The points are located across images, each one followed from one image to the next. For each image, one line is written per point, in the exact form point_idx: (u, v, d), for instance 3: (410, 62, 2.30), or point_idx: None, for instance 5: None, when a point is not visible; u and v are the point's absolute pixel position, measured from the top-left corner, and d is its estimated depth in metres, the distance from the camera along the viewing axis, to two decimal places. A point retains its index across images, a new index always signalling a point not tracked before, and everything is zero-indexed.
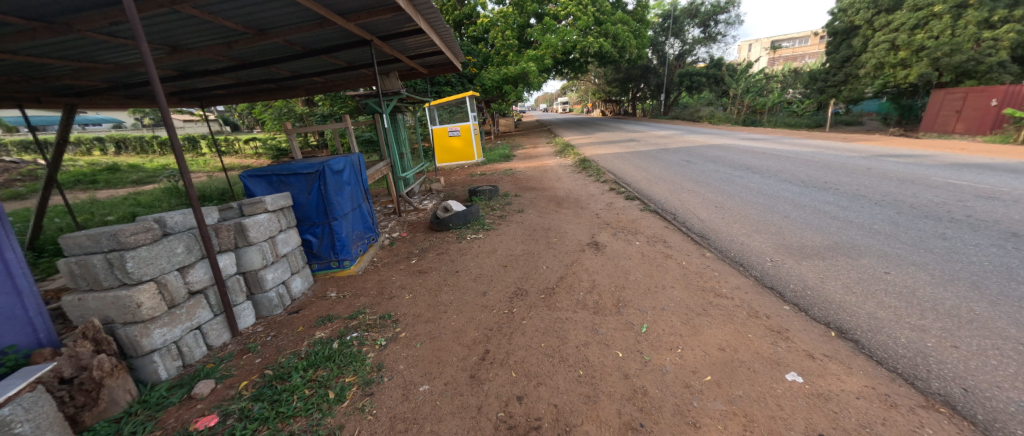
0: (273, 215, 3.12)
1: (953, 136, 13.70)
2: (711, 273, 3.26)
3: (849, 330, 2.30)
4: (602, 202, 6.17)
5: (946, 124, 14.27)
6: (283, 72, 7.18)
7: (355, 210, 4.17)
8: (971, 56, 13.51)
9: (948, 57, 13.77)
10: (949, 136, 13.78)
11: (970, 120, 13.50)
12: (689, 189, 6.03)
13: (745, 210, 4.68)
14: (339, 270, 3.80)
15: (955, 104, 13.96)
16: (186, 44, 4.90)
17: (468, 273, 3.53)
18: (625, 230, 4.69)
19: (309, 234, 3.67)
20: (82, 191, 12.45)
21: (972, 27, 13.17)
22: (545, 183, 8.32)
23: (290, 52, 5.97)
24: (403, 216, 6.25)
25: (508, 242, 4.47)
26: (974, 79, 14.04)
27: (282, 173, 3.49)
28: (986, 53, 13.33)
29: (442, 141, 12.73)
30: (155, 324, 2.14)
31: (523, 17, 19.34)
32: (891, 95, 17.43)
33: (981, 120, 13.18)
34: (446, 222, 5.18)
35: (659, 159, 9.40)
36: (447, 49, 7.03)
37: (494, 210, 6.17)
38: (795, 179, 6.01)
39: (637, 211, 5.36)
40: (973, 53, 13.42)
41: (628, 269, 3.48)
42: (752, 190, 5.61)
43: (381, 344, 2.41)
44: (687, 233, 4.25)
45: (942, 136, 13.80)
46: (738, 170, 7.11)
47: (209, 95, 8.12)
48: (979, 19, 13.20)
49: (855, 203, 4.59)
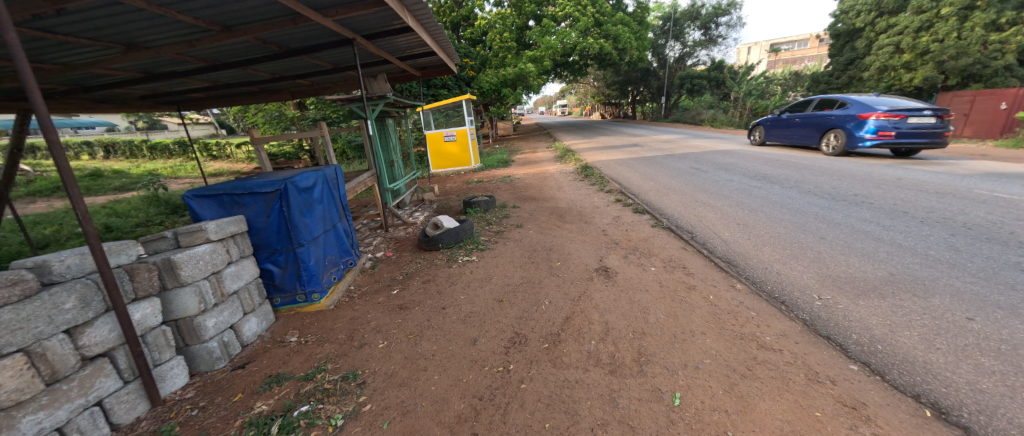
0: (217, 245, 2.58)
1: (961, 140, 13.05)
2: (748, 314, 2.72)
3: (951, 410, 1.75)
4: (608, 216, 5.64)
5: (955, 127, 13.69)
6: (263, 74, 6.64)
7: (328, 232, 3.60)
8: (977, 59, 13.04)
9: (954, 60, 13.27)
10: (957, 140, 13.26)
11: (979, 124, 12.90)
12: (704, 202, 5.50)
13: (773, 228, 4.15)
14: (306, 305, 3.23)
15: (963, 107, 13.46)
16: (142, 43, 4.35)
17: (456, 312, 2.98)
18: (637, 251, 4.15)
19: (270, 263, 3.11)
20: (59, 198, 11.87)
21: (979, 30, 12.90)
22: (545, 192, 7.78)
23: (265, 52, 5.44)
24: (391, 232, 5.69)
25: (505, 267, 3.91)
26: (981, 83, 13.54)
27: (235, 192, 2.92)
28: (992, 57, 12.95)
29: (436, 146, 12.19)
30: (23, 410, 1.58)
31: (521, 18, 18.89)
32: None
33: (990, 124, 12.61)
34: (436, 241, 4.63)
35: (666, 167, 8.87)
36: (440, 49, 6.52)
37: (490, 225, 5.63)
38: (820, 191, 5.49)
39: (648, 228, 4.82)
40: (980, 56, 12.99)
41: (646, 306, 2.93)
42: (774, 204, 5.08)
43: (336, 424, 1.87)
44: (710, 258, 3.70)
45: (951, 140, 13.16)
46: (754, 180, 6.58)
47: (186, 98, 7.56)
48: (986, 22, 12.86)
49: (898, 222, 4.06)
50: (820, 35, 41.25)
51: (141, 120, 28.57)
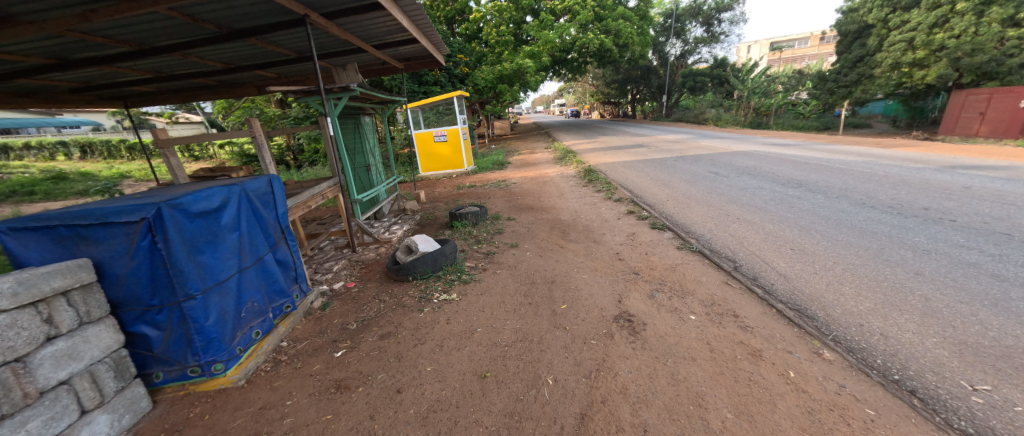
0: (15, 317, 1.58)
1: (975, 139, 12.33)
2: (863, 414, 1.75)
3: None
4: (621, 233, 4.70)
5: (969, 126, 12.92)
6: (212, 63, 5.68)
7: (247, 269, 2.60)
8: (992, 57, 12.24)
9: (970, 57, 12.47)
10: (973, 140, 12.32)
11: (996, 123, 12.11)
12: (737, 217, 4.55)
13: (842, 258, 3.18)
14: (205, 381, 2.26)
15: (979, 106, 12.63)
16: (23, 16, 3.39)
17: (416, 402, 2.00)
18: (666, 287, 3.21)
19: (144, 324, 2.12)
20: (10, 204, 10.82)
21: (996, 25, 11.85)
22: (544, 200, 6.81)
23: (202, 32, 4.47)
24: (359, 253, 4.71)
25: (493, 314, 2.94)
26: (997, 80, 12.69)
27: (74, 223, 1.94)
28: (1008, 53, 12.08)
29: (426, 147, 11.15)
30: None
31: (518, 13, 17.84)
32: (904, 98, 16.10)
33: (1008, 124, 11.82)
34: (408, 271, 3.65)
35: (680, 170, 7.93)
36: (422, 35, 5.55)
37: (478, 244, 4.68)
38: (877, 203, 4.56)
39: (674, 253, 3.88)
40: (996, 52, 12.16)
41: (699, 393, 1.95)
42: (829, 221, 4.13)
43: None
44: (769, 302, 2.74)
45: (964, 140, 12.43)
46: (790, 188, 5.64)
47: (127, 91, 6.59)
48: (1005, 17, 11.84)
49: (1011, 249, 3.10)
50: (821, 33, 40.37)
51: (124, 119, 27.34)
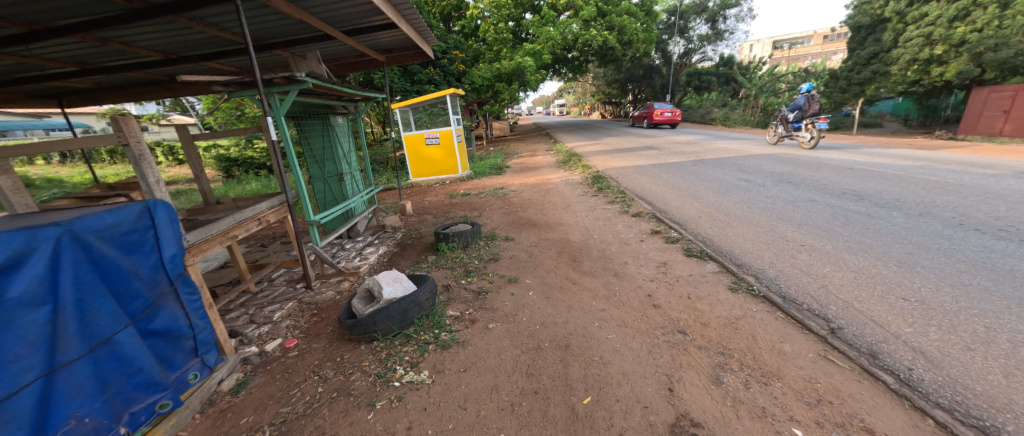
0: None
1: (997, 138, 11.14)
2: None
3: None
4: (649, 262, 3.67)
5: (991, 125, 11.66)
6: (146, 51, 4.69)
7: (76, 362, 1.60)
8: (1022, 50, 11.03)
9: (993, 51, 11.33)
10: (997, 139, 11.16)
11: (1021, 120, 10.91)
12: (802, 243, 3.53)
13: (997, 319, 2.18)
14: None
15: (1004, 103, 11.40)
16: None
17: None
18: (735, 362, 2.18)
19: None
20: None
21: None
22: (549, 214, 5.80)
23: (106, 7, 3.46)
24: (315, 290, 3.65)
25: (479, 414, 1.91)
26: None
27: None
28: None
29: (416, 150, 10.10)
30: None
31: (518, 9, 16.83)
32: (916, 95, 15.08)
33: None
34: (367, 327, 2.62)
35: (705, 177, 6.92)
36: (402, 21, 4.58)
37: (468, 278, 3.63)
38: (982, 225, 3.54)
39: (730, 298, 2.84)
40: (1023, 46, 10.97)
41: None
42: (932, 251, 3.11)
43: None
44: (918, 405, 1.72)
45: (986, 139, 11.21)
46: (849, 201, 4.63)
47: (56, 86, 5.60)
48: None
49: None
50: (824, 32, 39.20)
51: None
